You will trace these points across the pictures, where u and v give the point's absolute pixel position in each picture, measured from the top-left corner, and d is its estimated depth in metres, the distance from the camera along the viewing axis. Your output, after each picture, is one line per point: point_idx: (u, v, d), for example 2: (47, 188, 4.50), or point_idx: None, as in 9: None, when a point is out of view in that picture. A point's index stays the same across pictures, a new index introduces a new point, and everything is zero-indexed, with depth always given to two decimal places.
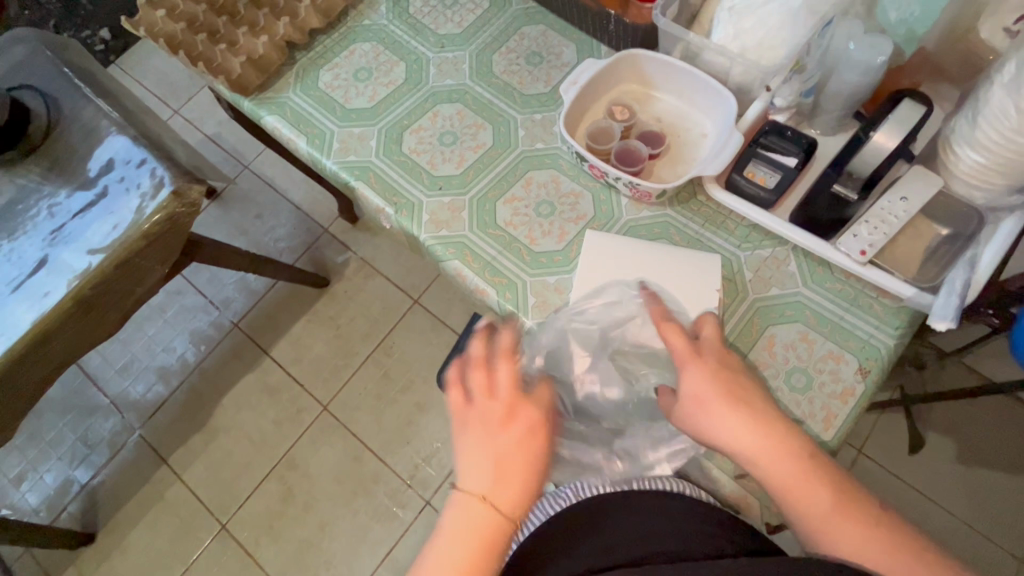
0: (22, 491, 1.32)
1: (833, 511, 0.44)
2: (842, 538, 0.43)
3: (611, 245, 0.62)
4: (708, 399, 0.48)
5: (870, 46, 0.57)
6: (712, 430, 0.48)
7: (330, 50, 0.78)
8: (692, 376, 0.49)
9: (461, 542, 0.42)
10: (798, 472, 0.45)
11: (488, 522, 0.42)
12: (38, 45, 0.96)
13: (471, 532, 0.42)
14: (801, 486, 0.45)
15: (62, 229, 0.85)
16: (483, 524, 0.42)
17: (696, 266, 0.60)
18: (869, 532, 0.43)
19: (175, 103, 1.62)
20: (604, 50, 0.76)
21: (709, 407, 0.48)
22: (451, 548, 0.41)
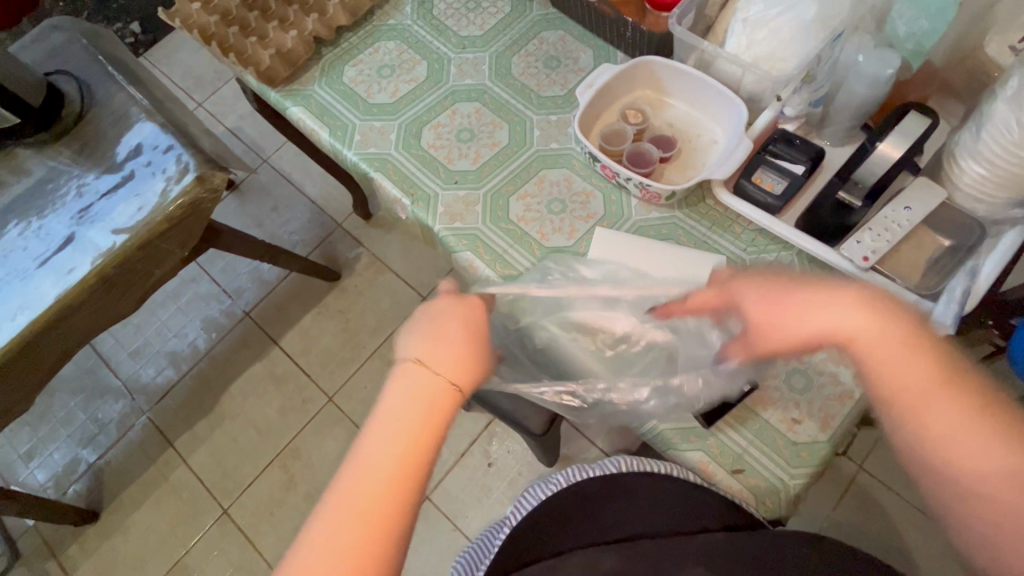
0: (31, 467, 1.34)
1: (933, 385, 0.42)
2: (942, 412, 0.41)
3: (620, 245, 0.65)
4: (771, 301, 0.49)
5: (877, 60, 0.59)
6: (802, 316, 0.47)
7: (355, 47, 0.81)
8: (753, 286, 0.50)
9: (406, 408, 0.45)
10: (898, 343, 0.43)
11: (435, 389, 0.46)
12: (76, 34, 1.00)
13: (415, 397, 0.45)
14: (896, 359, 0.43)
15: (89, 209, 0.88)
16: (427, 389, 0.46)
17: (702, 267, 0.62)
18: (973, 412, 0.40)
19: (199, 96, 1.66)
20: (620, 57, 0.78)
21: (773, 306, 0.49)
22: (395, 417, 0.44)
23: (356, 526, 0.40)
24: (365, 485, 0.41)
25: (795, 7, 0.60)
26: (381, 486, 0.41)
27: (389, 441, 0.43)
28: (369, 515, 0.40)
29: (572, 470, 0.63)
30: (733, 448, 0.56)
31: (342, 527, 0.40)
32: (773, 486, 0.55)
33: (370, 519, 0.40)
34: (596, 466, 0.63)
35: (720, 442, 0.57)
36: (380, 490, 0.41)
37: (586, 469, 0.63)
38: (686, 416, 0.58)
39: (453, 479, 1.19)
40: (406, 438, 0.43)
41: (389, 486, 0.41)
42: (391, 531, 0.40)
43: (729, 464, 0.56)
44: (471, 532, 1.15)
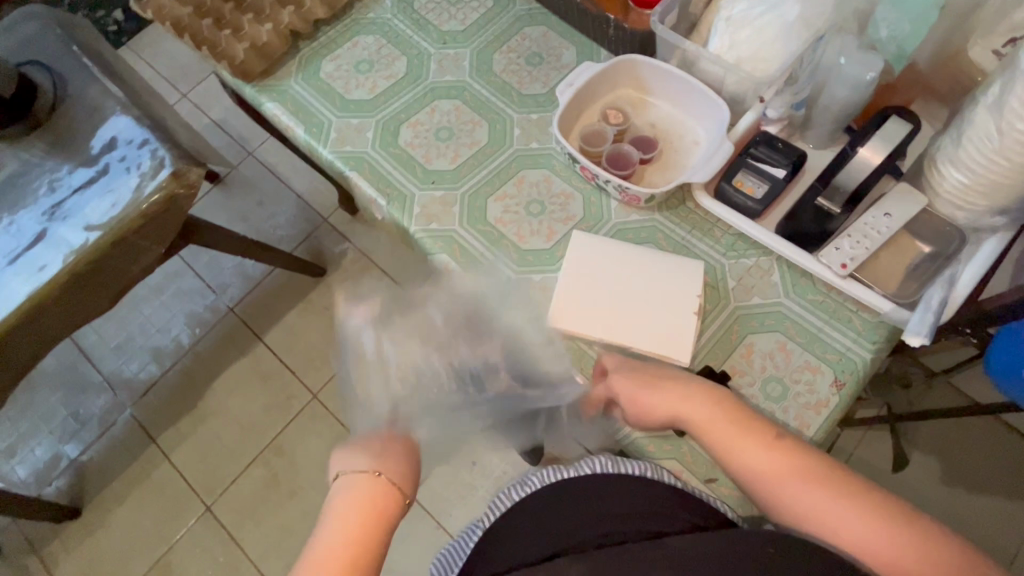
0: (12, 463, 1.33)
1: (815, 485, 0.47)
2: (833, 510, 0.46)
3: (597, 249, 0.63)
4: (711, 429, 0.52)
5: (860, 62, 0.58)
6: (691, 419, 0.52)
7: (333, 41, 0.79)
8: (696, 406, 0.53)
9: (353, 525, 0.48)
10: (767, 451, 0.49)
11: (383, 496, 0.51)
12: (49, 22, 0.97)
13: (360, 507, 0.49)
14: (766, 460, 0.49)
15: (61, 205, 0.86)
16: (378, 501, 0.50)
17: (676, 276, 0.61)
18: (853, 505, 0.45)
19: (184, 87, 1.63)
20: (603, 54, 0.76)
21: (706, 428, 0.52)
22: (345, 526, 0.48)
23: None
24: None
25: (777, 7, 0.59)
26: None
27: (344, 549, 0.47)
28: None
29: (549, 471, 0.61)
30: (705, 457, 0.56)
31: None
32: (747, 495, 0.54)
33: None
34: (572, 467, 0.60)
35: None
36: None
37: (562, 470, 0.60)
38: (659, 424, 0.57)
39: (437, 477, 1.19)
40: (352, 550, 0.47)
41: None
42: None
43: (702, 473, 0.57)
44: (455, 530, 1.15)
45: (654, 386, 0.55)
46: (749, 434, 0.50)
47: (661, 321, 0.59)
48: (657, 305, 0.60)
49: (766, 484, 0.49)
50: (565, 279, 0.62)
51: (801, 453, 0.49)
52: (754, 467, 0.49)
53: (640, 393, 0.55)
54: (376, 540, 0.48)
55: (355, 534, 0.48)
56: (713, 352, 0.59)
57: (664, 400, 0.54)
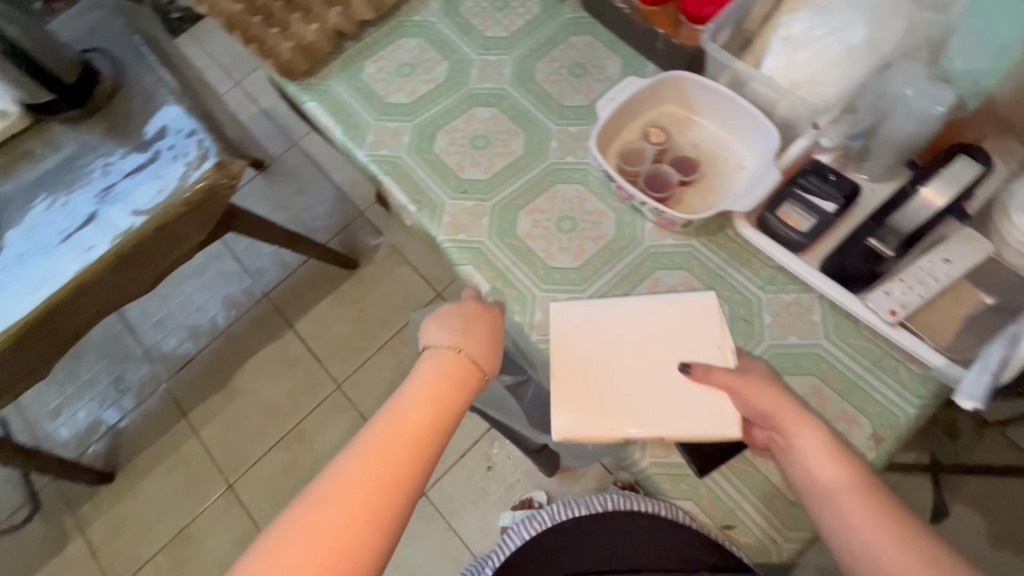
0: (56, 423, 1.41)
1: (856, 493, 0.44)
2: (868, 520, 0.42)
3: (600, 324, 0.57)
4: (813, 460, 0.46)
5: (929, 94, 0.53)
6: (757, 403, 0.49)
7: (376, 42, 0.79)
8: (806, 437, 0.47)
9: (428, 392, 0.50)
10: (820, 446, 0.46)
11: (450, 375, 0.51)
12: (115, 12, 1.02)
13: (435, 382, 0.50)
14: (814, 453, 0.46)
15: (112, 188, 0.90)
16: (455, 369, 0.52)
17: (707, 324, 0.56)
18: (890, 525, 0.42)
19: (237, 75, 1.68)
20: (650, 68, 0.73)
21: (807, 458, 0.46)
22: (421, 390, 0.50)
23: (366, 469, 0.44)
24: (389, 438, 0.46)
25: (842, 29, 0.56)
26: (409, 449, 0.46)
27: (414, 417, 0.48)
28: (390, 467, 0.44)
29: (558, 507, 0.62)
30: (725, 501, 0.53)
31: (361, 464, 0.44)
32: (764, 547, 0.52)
33: (386, 464, 0.44)
34: (581, 503, 0.62)
35: (712, 493, 0.53)
36: (402, 448, 0.46)
37: (571, 506, 0.62)
38: (678, 462, 0.54)
39: (452, 478, 1.20)
40: (431, 409, 0.49)
41: (400, 452, 0.45)
42: (405, 477, 0.45)
43: (718, 518, 0.53)
44: (465, 532, 1.16)
45: (761, 397, 0.49)
46: (847, 469, 0.45)
47: (686, 400, 0.53)
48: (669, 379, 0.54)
49: (839, 514, 0.44)
50: (571, 369, 0.56)
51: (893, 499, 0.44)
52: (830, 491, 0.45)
53: (741, 385, 0.51)
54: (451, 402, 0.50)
55: (431, 394, 0.50)
56: None
57: (772, 400, 0.49)
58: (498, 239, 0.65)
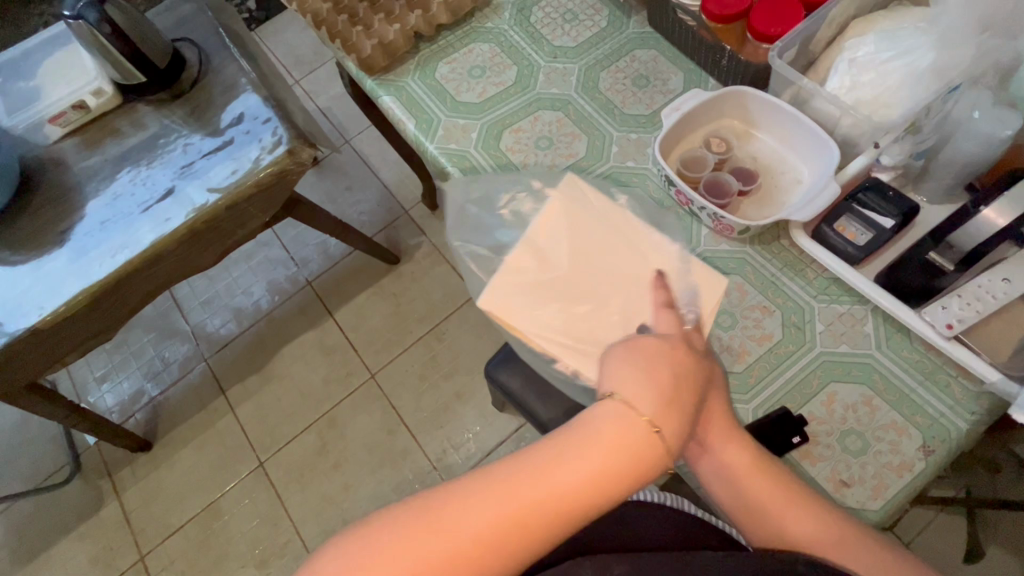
0: (102, 390, 1.47)
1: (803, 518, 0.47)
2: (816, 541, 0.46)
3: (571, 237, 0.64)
4: (741, 465, 0.50)
5: (995, 118, 0.56)
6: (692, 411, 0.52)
7: (450, 45, 0.84)
8: (730, 448, 0.51)
9: (599, 458, 0.43)
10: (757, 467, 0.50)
11: (635, 451, 0.44)
12: (203, 6, 1.10)
13: (610, 446, 0.43)
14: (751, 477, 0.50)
15: (191, 166, 0.96)
16: (644, 448, 0.44)
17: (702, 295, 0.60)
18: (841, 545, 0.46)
19: (297, 74, 1.77)
20: (711, 83, 0.77)
21: (734, 468, 0.50)
22: (587, 456, 0.43)
23: (489, 518, 0.41)
24: (530, 502, 0.42)
25: (909, 53, 0.59)
26: (543, 523, 0.42)
27: (570, 478, 0.42)
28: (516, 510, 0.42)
29: None
30: None
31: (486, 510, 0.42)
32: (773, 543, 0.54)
33: (513, 517, 0.41)
34: None
35: None
36: (536, 501, 0.42)
37: None
38: None
39: None
40: (587, 487, 0.42)
41: (537, 504, 0.42)
42: (529, 534, 0.42)
43: None
44: None
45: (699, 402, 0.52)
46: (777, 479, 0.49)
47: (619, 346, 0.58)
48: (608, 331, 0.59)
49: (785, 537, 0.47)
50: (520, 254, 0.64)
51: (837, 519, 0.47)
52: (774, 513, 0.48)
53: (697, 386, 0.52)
54: (611, 492, 0.43)
55: (599, 468, 0.43)
56: (791, 395, 0.57)
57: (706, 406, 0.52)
58: None
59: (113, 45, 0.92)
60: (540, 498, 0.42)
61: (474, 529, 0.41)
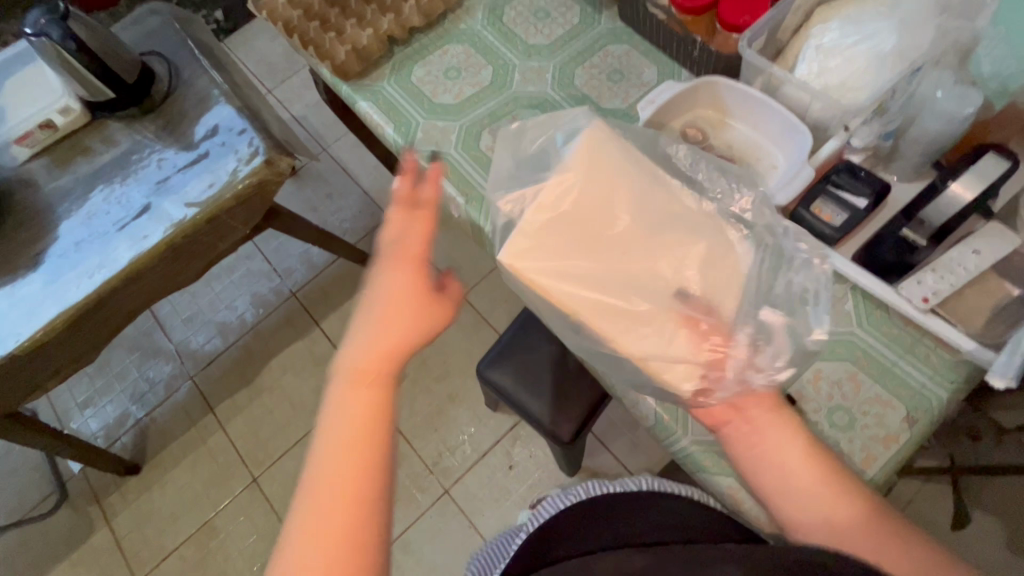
0: (85, 416, 1.44)
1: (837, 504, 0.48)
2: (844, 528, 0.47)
3: (600, 179, 0.52)
4: (784, 457, 0.49)
5: (958, 96, 0.57)
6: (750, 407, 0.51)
7: (425, 48, 0.84)
8: (774, 439, 0.50)
9: (374, 383, 0.43)
10: (797, 447, 0.50)
11: (388, 348, 0.45)
12: (170, 19, 1.08)
13: (386, 363, 0.44)
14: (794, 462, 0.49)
15: (166, 182, 0.94)
16: (384, 346, 0.45)
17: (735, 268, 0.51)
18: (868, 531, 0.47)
19: (270, 84, 1.75)
20: (684, 75, 0.78)
21: (779, 458, 0.50)
22: (343, 436, 0.41)
23: (337, 485, 0.40)
24: (370, 447, 0.41)
25: (873, 37, 0.60)
26: (371, 457, 0.41)
27: (364, 405, 0.42)
28: (352, 464, 0.40)
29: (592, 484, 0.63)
30: None
31: (316, 543, 0.38)
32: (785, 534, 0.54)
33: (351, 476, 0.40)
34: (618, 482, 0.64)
35: None
36: (359, 448, 0.41)
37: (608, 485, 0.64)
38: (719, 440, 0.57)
39: (474, 477, 1.28)
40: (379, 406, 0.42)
41: (356, 452, 0.41)
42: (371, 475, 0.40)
43: None
44: (488, 531, 1.22)
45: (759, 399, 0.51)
46: (816, 471, 0.49)
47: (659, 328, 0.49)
48: (642, 284, 0.50)
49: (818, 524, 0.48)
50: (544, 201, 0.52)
51: (865, 521, 0.47)
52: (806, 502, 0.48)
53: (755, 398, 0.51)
54: (383, 426, 0.42)
55: (360, 423, 0.42)
56: None
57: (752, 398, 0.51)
58: None
59: (79, 62, 0.90)
60: (357, 439, 0.41)
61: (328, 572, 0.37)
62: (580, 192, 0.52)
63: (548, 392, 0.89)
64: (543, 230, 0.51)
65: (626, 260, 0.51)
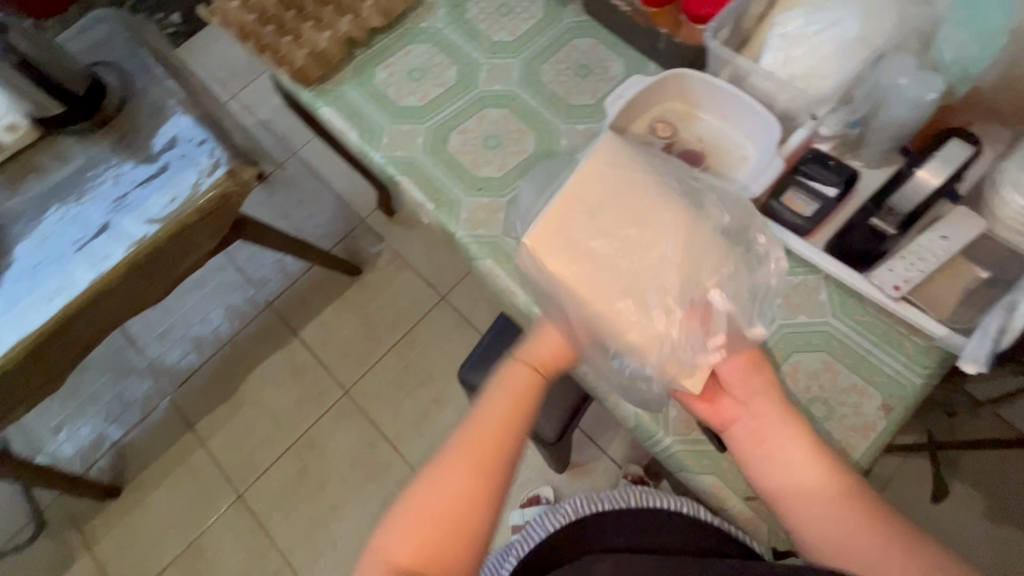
0: (59, 440, 1.39)
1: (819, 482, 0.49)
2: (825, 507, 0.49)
3: (631, 175, 0.51)
4: (771, 434, 0.52)
5: (921, 82, 0.57)
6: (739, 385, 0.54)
7: (386, 49, 0.82)
8: (777, 430, 0.52)
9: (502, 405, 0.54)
10: (781, 421, 0.52)
11: (526, 381, 0.56)
12: (119, 26, 1.03)
13: (517, 392, 0.55)
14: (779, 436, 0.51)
15: (124, 199, 0.90)
16: (524, 381, 0.55)
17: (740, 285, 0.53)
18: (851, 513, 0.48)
19: (233, 88, 1.69)
20: (652, 67, 0.77)
21: (765, 434, 0.52)
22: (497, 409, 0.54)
23: (461, 470, 0.51)
24: (491, 450, 0.52)
25: (838, 24, 0.59)
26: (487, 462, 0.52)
27: (494, 419, 0.54)
28: (477, 459, 0.51)
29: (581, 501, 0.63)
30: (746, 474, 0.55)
31: (456, 474, 0.50)
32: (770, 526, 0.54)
33: (474, 466, 0.51)
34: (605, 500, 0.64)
35: (733, 466, 0.56)
36: (483, 450, 0.52)
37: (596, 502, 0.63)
38: (700, 438, 0.57)
39: None
40: (502, 426, 0.53)
41: (484, 454, 0.52)
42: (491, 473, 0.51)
43: (743, 492, 0.55)
44: None
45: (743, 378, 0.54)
46: (818, 463, 0.50)
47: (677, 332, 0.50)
48: (659, 286, 0.49)
49: (799, 499, 0.49)
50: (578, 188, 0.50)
51: (848, 501, 0.48)
52: (790, 476, 0.50)
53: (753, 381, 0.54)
54: (522, 420, 0.54)
55: (507, 414, 0.54)
56: None
57: (752, 389, 0.53)
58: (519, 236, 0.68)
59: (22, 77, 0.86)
60: (486, 444, 0.52)
61: (459, 496, 0.49)
62: (612, 184, 0.50)
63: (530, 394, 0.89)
64: (567, 217, 0.49)
65: (650, 259, 0.49)
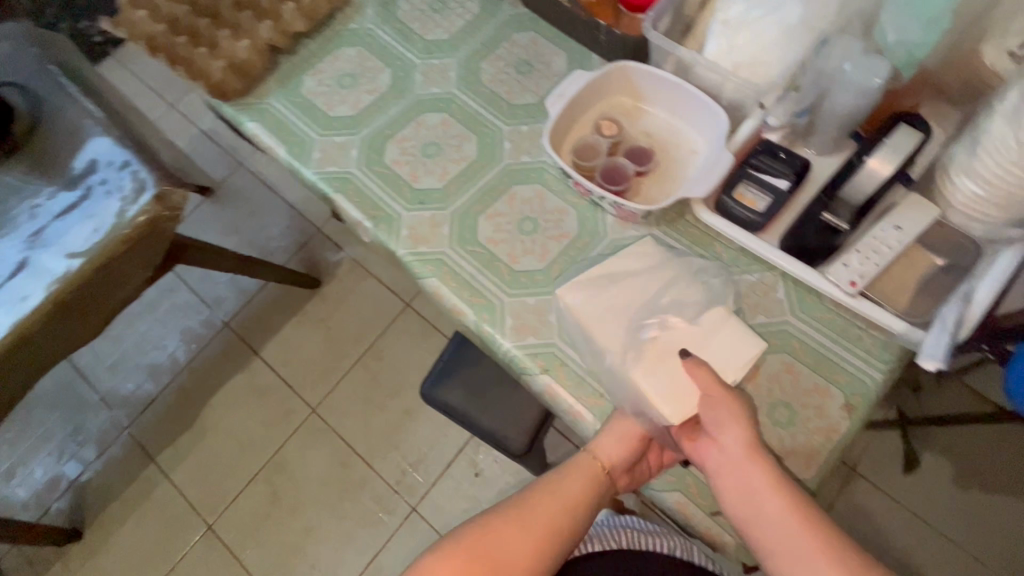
0: (11, 485, 1.32)
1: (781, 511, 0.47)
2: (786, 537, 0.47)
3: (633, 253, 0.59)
4: (738, 465, 0.50)
5: (866, 67, 0.55)
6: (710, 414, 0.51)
7: (313, 54, 0.76)
8: (748, 466, 0.49)
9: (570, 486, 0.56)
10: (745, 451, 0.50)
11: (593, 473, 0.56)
12: (21, 40, 0.94)
13: (584, 479, 0.56)
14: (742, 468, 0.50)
15: (42, 232, 0.84)
16: (588, 469, 0.56)
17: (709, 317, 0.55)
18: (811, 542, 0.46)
19: (170, 97, 1.60)
20: (595, 60, 0.73)
21: (730, 464, 0.50)
22: (564, 489, 0.56)
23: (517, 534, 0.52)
24: (549, 526, 0.53)
25: (779, 9, 0.56)
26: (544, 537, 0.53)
27: (557, 502, 0.55)
28: (537, 533, 0.53)
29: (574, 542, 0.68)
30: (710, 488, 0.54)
31: (509, 537, 0.52)
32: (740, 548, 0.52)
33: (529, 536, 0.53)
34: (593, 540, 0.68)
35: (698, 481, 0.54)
36: (542, 524, 0.53)
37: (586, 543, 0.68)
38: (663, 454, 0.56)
39: (440, 489, 1.25)
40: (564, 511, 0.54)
41: (544, 529, 0.53)
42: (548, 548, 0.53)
43: (708, 505, 0.54)
44: None
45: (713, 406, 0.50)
46: (789, 498, 0.48)
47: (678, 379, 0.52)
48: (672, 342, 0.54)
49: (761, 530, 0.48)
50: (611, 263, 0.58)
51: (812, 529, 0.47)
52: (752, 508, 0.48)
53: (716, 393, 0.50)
54: (580, 511, 0.55)
55: (572, 495, 0.56)
56: None
57: (724, 424, 0.50)
58: (464, 249, 0.64)
59: None
60: (543, 520, 0.53)
61: (512, 557, 0.51)
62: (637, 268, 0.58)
63: (496, 406, 0.85)
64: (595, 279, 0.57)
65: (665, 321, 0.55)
